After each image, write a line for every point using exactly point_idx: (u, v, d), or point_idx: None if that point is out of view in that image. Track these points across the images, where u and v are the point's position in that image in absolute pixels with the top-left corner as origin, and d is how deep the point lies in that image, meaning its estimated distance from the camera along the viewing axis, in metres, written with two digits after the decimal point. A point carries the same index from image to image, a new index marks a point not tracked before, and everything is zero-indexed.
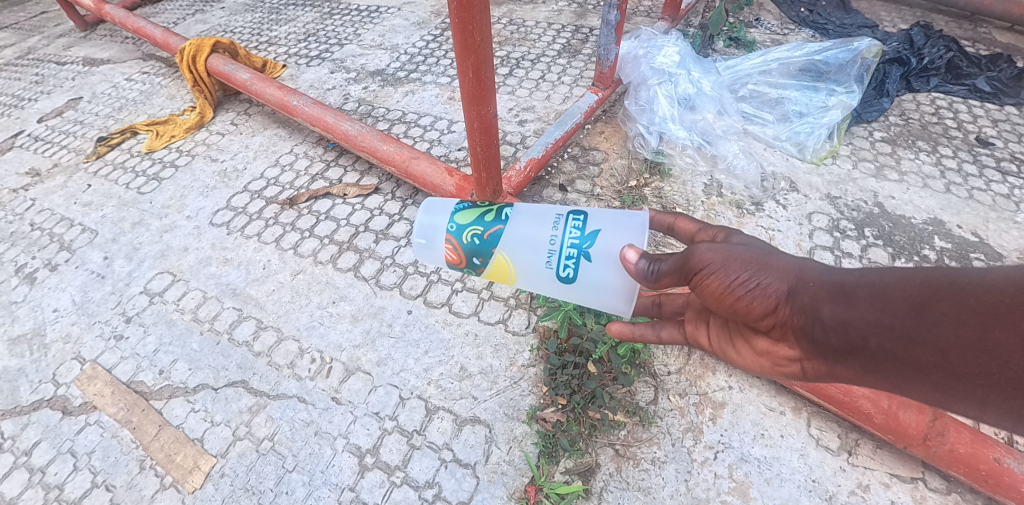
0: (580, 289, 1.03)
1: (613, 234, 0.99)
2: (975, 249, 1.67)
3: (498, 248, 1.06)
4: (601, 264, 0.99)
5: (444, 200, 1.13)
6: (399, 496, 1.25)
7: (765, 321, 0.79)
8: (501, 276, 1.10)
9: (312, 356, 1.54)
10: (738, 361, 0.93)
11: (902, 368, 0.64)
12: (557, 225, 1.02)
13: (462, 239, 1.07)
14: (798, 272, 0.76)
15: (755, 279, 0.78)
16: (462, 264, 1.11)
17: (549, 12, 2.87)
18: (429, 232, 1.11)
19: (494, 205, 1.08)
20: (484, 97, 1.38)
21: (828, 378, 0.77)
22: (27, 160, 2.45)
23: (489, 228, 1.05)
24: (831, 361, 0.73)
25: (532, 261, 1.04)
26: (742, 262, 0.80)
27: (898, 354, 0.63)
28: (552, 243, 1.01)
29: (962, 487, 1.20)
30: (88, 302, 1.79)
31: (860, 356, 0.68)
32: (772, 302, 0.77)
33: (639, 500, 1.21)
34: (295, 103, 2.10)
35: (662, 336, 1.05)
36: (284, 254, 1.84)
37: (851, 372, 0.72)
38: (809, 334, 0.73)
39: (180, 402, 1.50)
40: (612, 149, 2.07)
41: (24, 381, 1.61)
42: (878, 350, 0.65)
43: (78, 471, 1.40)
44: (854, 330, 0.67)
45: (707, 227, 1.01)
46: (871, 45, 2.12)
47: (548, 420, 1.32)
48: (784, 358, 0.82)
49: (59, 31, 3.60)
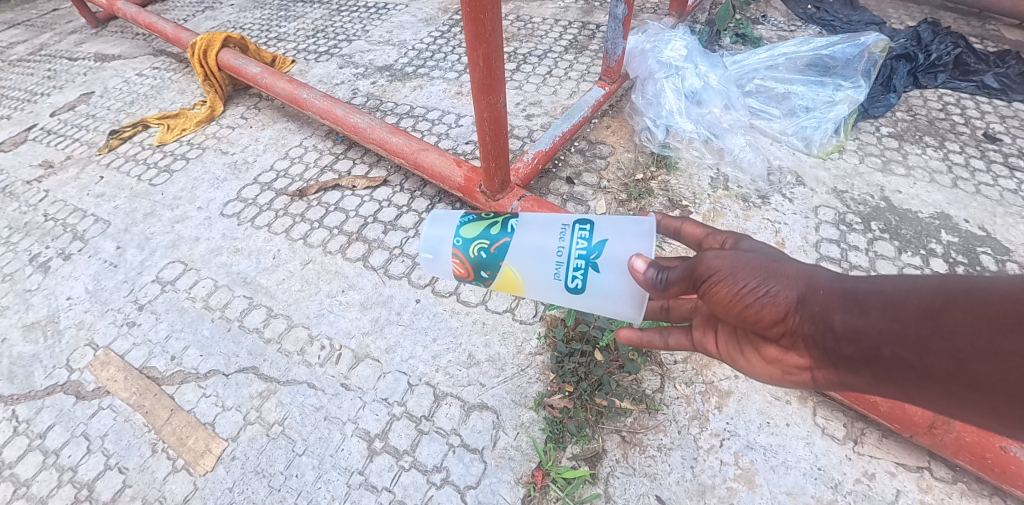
0: (589, 298, 1.01)
1: (620, 243, 0.97)
2: (982, 243, 1.68)
3: (506, 261, 1.04)
4: (610, 272, 0.97)
5: (449, 211, 1.11)
6: (408, 480, 1.27)
7: (775, 329, 0.77)
8: (510, 287, 1.09)
9: (322, 343, 1.56)
10: (747, 368, 0.91)
11: (916, 378, 0.60)
12: (564, 235, 1.00)
13: (468, 253, 1.06)
14: (808, 278, 0.73)
15: (765, 286, 0.75)
16: (470, 277, 1.10)
17: (556, 9, 2.88)
18: (436, 246, 1.09)
19: (500, 217, 1.07)
20: (494, 86, 1.39)
21: (841, 387, 0.75)
22: (41, 153, 2.48)
23: (495, 242, 1.04)
24: (843, 370, 0.71)
25: (539, 272, 1.02)
26: (751, 269, 0.77)
27: (912, 364, 0.59)
28: (559, 254, 0.99)
29: (968, 477, 1.20)
30: (101, 290, 1.82)
31: (872, 366, 0.65)
32: (781, 310, 0.74)
33: (645, 486, 1.22)
34: (305, 96, 2.12)
35: (670, 342, 1.06)
36: (294, 245, 1.86)
37: (865, 382, 0.69)
38: (820, 343, 0.71)
39: (192, 387, 1.52)
40: (619, 143, 2.08)
41: (38, 366, 1.63)
42: (892, 360, 0.62)
43: (92, 453, 1.42)
44: (866, 339, 0.64)
45: (715, 232, 1.02)
46: (878, 40, 2.13)
47: (556, 407, 1.33)
48: (795, 367, 0.81)
49: (71, 27, 3.64)
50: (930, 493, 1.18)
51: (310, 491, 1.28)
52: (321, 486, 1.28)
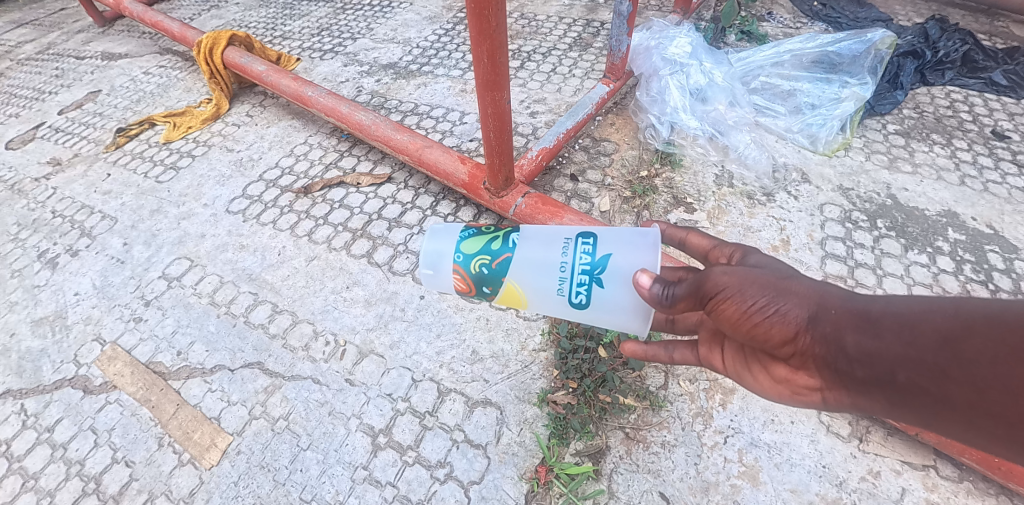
0: (594, 313, 1.00)
1: (625, 256, 0.96)
2: (990, 241, 1.66)
3: (507, 277, 1.04)
4: (614, 286, 0.96)
5: (448, 225, 1.10)
6: (411, 475, 1.27)
7: (784, 349, 0.76)
8: (512, 301, 1.08)
9: (326, 338, 1.57)
10: (754, 385, 0.91)
11: (934, 405, 0.59)
12: (567, 250, 0.99)
13: (470, 269, 1.05)
14: (819, 296, 0.72)
15: (774, 304, 0.73)
16: (473, 291, 1.10)
17: (561, 6, 2.88)
18: (436, 260, 1.08)
19: (501, 231, 1.06)
20: (499, 82, 1.39)
21: (852, 408, 0.74)
22: (49, 151, 2.50)
23: (497, 257, 1.03)
24: (855, 393, 0.70)
25: (542, 287, 1.02)
26: (761, 286, 0.75)
27: (930, 390, 0.59)
28: (563, 269, 0.99)
29: (975, 476, 1.19)
30: (108, 286, 1.84)
31: (887, 391, 0.64)
32: (791, 329, 0.73)
33: (649, 482, 1.22)
34: (310, 93, 2.13)
35: (674, 356, 1.06)
36: (299, 241, 1.87)
37: (877, 405, 0.68)
38: (831, 364, 0.70)
39: (197, 382, 1.53)
40: (623, 140, 2.08)
41: (46, 361, 1.65)
42: (909, 386, 0.61)
43: (99, 447, 1.44)
44: (881, 363, 0.63)
45: (721, 244, 1.02)
46: (885, 36, 2.11)
47: (559, 403, 1.33)
48: (804, 386, 0.80)
49: (78, 27, 3.66)
50: (936, 492, 1.17)
51: (315, 486, 1.29)
52: (325, 480, 1.29)
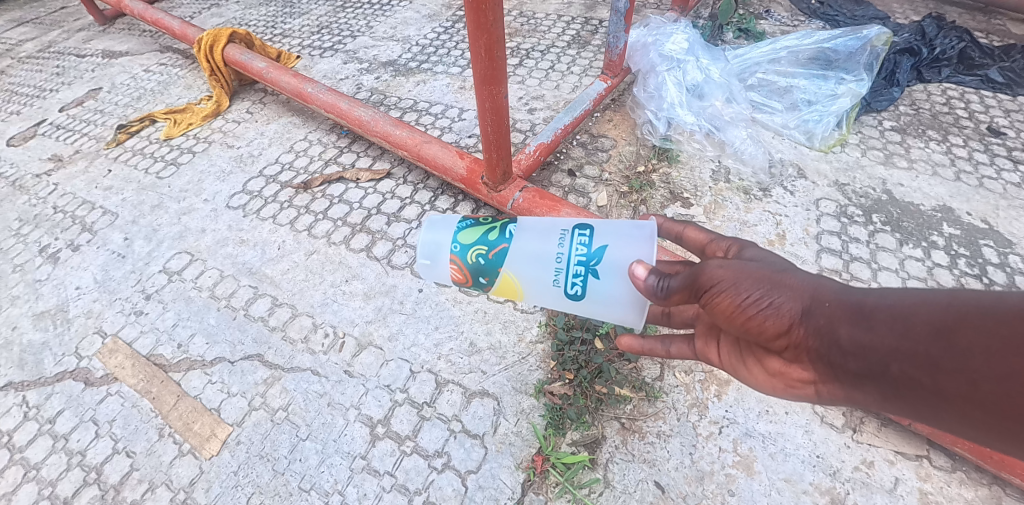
0: (589, 304, 1.01)
1: (621, 247, 0.97)
2: (984, 235, 1.67)
3: (505, 268, 1.06)
4: (610, 278, 0.97)
5: (446, 216, 1.12)
6: (410, 464, 1.29)
7: (778, 342, 0.77)
8: (509, 292, 1.10)
9: (326, 330, 1.59)
10: (749, 379, 0.92)
11: (925, 396, 0.60)
12: (564, 241, 1.00)
13: (467, 260, 1.07)
14: (813, 289, 0.73)
15: (768, 297, 0.74)
16: (469, 282, 1.11)
17: (560, 4, 2.89)
18: (434, 251, 1.10)
19: (499, 222, 1.07)
20: (496, 76, 1.40)
21: (845, 401, 0.75)
22: (50, 147, 2.51)
23: (494, 247, 1.05)
24: (847, 385, 0.71)
25: (539, 278, 1.03)
26: (755, 279, 0.76)
27: (922, 382, 0.60)
28: (559, 260, 1.00)
29: (968, 466, 1.20)
30: (109, 280, 1.85)
31: (879, 383, 0.65)
32: (785, 322, 0.74)
33: (644, 471, 1.23)
34: (309, 90, 2.14)
35: (670, 350, 1.06)
36: (298, 236, 1.88)
37: (870, 398, 0.69)
38: (825, 356, 0.71)
39: (198, 374, 1.54)
40: (621, 136, 2.09)
41: (48, 354, 1.66)
42: (900, 377, 0.62)
43: (100, 438, 1.45)
44: (873, 355, 0.65)
45: (718, 238, 1.03)
46: (880, 33, 2.14)
47: (556, 394, 1.35)
48: (798, 379, 0.81)
49: (78, 25, 3.67)
50: (928, 481, 1.19)
51: (314, 475, 1.30)
52: (324, 470, 1.30)
